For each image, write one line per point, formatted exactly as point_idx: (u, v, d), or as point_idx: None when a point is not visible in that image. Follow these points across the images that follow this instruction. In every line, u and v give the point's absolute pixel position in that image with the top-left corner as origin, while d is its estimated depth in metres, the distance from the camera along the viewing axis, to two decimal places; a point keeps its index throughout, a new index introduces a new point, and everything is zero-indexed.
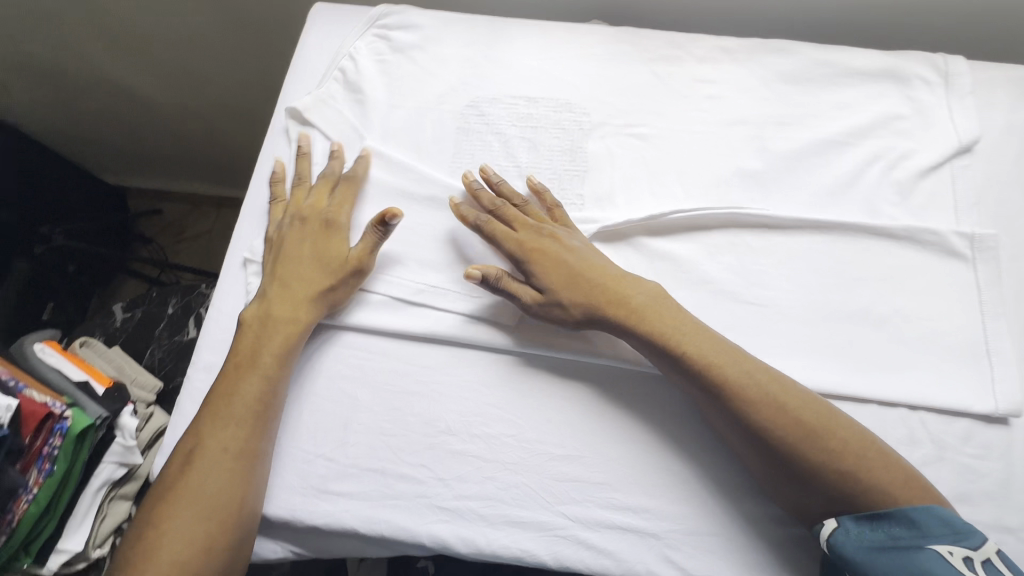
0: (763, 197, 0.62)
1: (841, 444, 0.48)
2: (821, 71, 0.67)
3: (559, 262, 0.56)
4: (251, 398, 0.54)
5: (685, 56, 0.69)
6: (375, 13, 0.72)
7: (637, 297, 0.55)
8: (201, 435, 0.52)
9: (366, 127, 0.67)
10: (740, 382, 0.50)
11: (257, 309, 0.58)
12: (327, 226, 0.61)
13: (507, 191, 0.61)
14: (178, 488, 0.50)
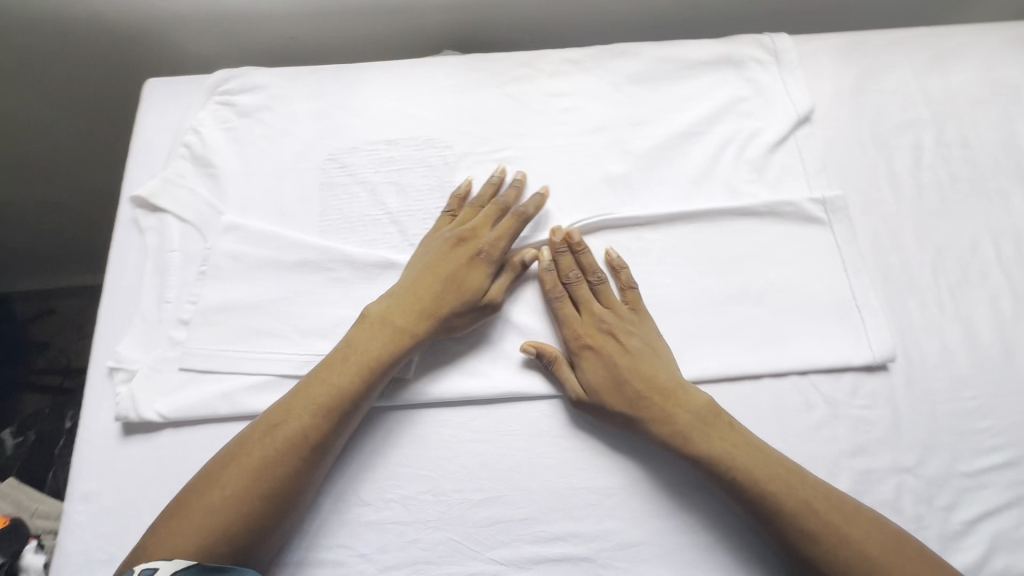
0: (633, 199, 0.63)
1: (852, 532, 0.48)
2: (664, 68, 0.69)
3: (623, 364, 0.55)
4: (338, 397, 0.52)
5: (535, 73, 0.69)
6: (213, 80, 0.69)
7: (684, 411, 0.53)
8: (293, 405, 0.51)
9: (223, 201, 0.63)
10: (764, 478, 0.50)
11: (383, 308, 0.56)
12: (478, 256, 0.58)
13: (581, 292, 0.58)
14: (250, 450, 0.49)
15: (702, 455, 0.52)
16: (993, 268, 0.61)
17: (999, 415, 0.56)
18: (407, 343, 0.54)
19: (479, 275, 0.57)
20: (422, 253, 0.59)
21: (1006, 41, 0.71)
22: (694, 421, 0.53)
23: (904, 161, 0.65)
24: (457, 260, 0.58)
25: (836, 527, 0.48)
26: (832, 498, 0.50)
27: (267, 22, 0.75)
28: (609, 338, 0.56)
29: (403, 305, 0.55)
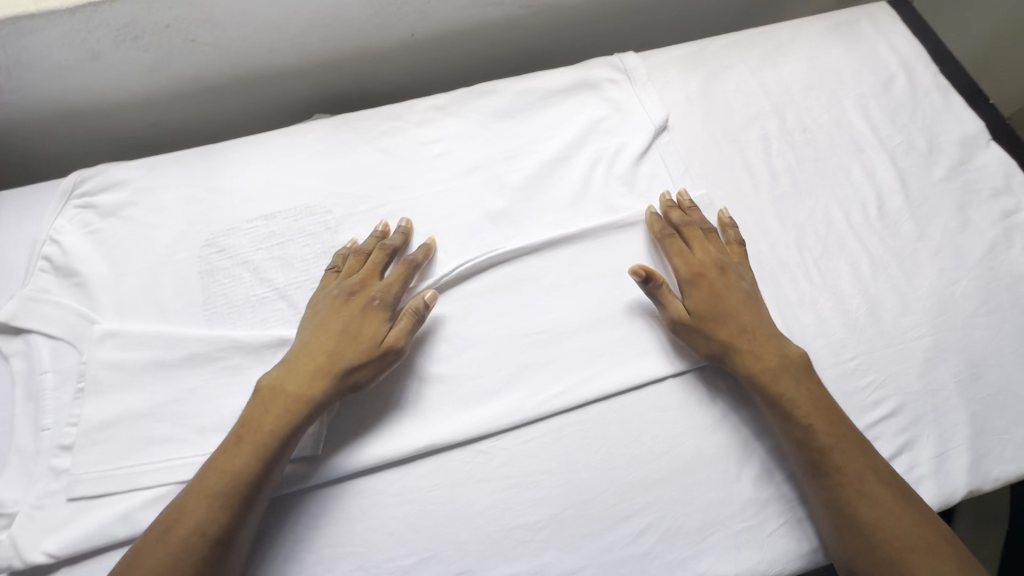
0: (517, 230, 0.65)
1: (847, 456, 0.52)
2: (527, 100, 0.72)
3: (729, 291, 0.59)
4: (234, 482, 0.49)
5: (404, 125, 0.71)
6: (67, 184, 0.66)
7: (774, 343, 0.57)
8: (190, 496, 0.49)
9: (96, 309, 0.60)
10: (812, 414, 0.54)
11: (275, 378, 0.54)
12: (372, 303, 0.57)
13: (694, 234, 0.62)
14: (144, 556, 0.46)
15: (779, 388, 0.55)
16: (848, 235, 0.66)
17: (878, 368, 0.60)
18: (304, 412, 0.53)
19: (377, 322, 0.56)
20: (316, 310, 0.58)
21: (822, 30, 0.79)
22: (773, 343, 0.57)
23: (756, 152, 0.71)
24: (349, 312, 0.57)
25: (839, 452, 0.53)
26: (848, 427, 0.54)
27: (122, 113, 0.73)
28: (738, 268, 0.61)
29: (301, 371, 0.54)
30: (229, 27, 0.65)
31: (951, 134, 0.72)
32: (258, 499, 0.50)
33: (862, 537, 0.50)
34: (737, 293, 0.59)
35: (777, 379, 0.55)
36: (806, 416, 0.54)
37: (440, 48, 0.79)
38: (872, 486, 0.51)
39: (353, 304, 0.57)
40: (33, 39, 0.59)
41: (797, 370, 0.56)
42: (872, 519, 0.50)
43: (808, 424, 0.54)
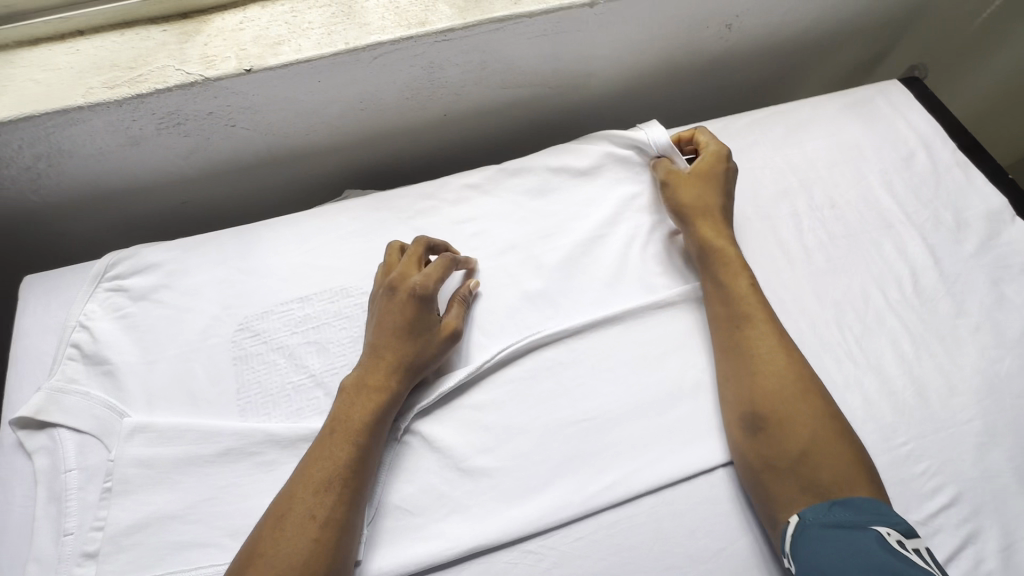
0: (555, 311, 0.64)
1: (780, 380, 0.55)
2: (559, 179, 0.73)
3: (703, 201, 0.66)
4: (341, 468, 0.50)
5: (438, 203, 0.71)
6: (99, 266, 0.65)
7: (734, 248, 0.64)
8: (297, 492, 0.49)
9: (125, 400, 0.58)
10: (780, 365, 0.56)
11: (355, 376, 0.55)
12: (414, 295, 0.58)
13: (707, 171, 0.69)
14: (265, 551, 0.46)
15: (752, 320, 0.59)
16: (886, 313, 0.66)
17: (931, 454, 0.59)
18: (388, 400, 0.54)
19: (421, 312, 0.57)
20: (372, 309, 0.60)
21: (842, 107, 0.82)
22: (740, 266, 0.62)
23: (788, 228, 0.71)
24: (397, 305, 0.58)
25: (769, 352, 0.57)
26: (793, 347, 0.58)
27: (156, 194, 0.73)
28: (716, 183, 0.67)
29: (378, 359, 0.56)
30: (269, 112, 0.66)
31: (977, 209, 0.73)
32: (362, 482, 0.51)
33: (790, 446, 0.53)
34: (706, 198, 0.66)
35: (740, 298, 0.60)
36: (753, 326, 0.58)
37: (471, 127, 0.80)
38: (801, 394, 0.55)
39: (405, 299, 0.58)
40: (78, 129, 0.60)
41: (759, 303, 0.60)
42: (799, 434, 0.53)
43: (754, 332, 0.58)
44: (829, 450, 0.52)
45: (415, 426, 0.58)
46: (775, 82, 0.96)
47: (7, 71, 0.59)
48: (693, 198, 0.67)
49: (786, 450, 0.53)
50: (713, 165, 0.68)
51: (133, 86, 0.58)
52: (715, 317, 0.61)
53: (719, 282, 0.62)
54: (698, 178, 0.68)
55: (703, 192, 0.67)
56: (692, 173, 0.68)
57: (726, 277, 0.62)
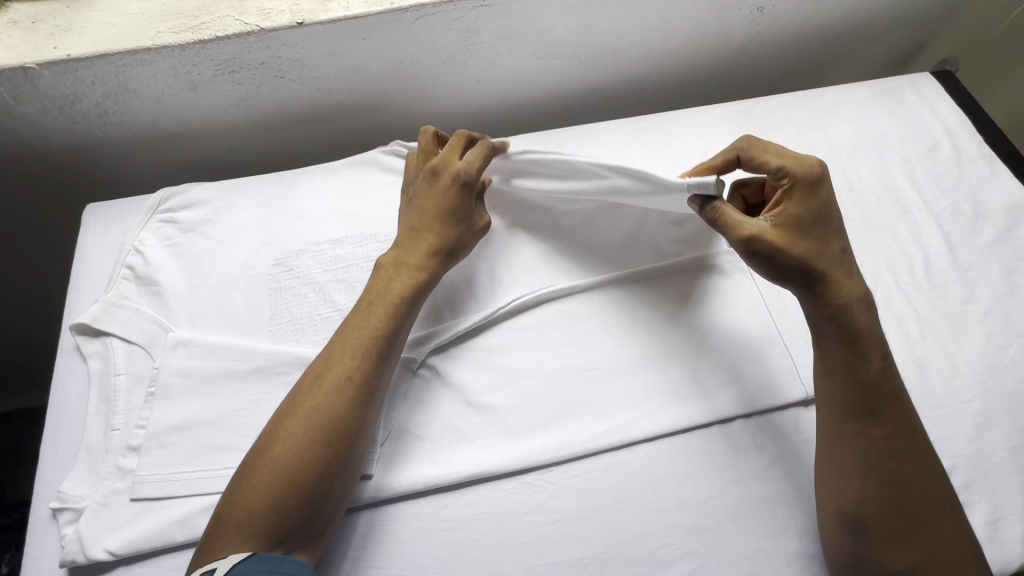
0: (569, 269, 0.67)
1: (899, 490, 0.51)
2: (582, 149, 0.77)
3: (825, 255, 0.55)
4: (378, 333, 0.55)
5: None
6: (153, 200, 0.70)
7: (869, 322, 0.54)
8: (336, 354, 0.53)
9: (170, 318, 0.63)
10: (902, 473, 0.51)
11: (395, 253, 0.60)
12: (455, 185, 0.61)
13: (809, 212, 0.55)
14: (304, 402, 0.51)
15: (885, 421, 0.52)
16: (895, 294, 0.67)
17: (927, 428, 0.60)
18: (424, 277, 0.59)
19: (461, 197, 0.61)
20: (413, 190, 0.64)
21: (868, 95, 0.82)
22: (872, 342, 0.53)
23: None
24: (439, 186, 0.61)
25: (891, 460, 0.51)
26: (924, 452, 0.52)
27: (207, 139, 0.79)
28: (820, 229, 0.55)
29: (416, 241, 0.60)
30: (316, 66, 0.71)
31: (998, 201, 0.74)
32: (393, 352, 0.55)
33: (892, 556, 0.51)
34: (829, 251, 0.55)
35: (870, 387, 0.53)
36: (879, 428, 0.52)
37: (501, 95, 0.84)
38: (920, 505, 0.51)
39: (442, 188, 0.61)
40: (144, 69, 0.65)
41: (894, 394, 0.53)
42: (908, 547, 0.50)
43: (879, 433, 0.52)
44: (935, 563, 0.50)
45: (430, 362, 0.62)
46: (805, 71, 0.96)
47: (85, 13, 0.65)
48: (815, 252, 0.54)
49: (886, 557, 0.51)
50: (808, 203, 0.55)
51: (196, 33, 0.64)
52: (836, 403, 0.54)
53: (844, 365, 0.53)
54: (801, 231, 0.55)
55: (817, 248, 0.54)
56: (778, 222, 0.55)
57: (854, 363, 0.53)
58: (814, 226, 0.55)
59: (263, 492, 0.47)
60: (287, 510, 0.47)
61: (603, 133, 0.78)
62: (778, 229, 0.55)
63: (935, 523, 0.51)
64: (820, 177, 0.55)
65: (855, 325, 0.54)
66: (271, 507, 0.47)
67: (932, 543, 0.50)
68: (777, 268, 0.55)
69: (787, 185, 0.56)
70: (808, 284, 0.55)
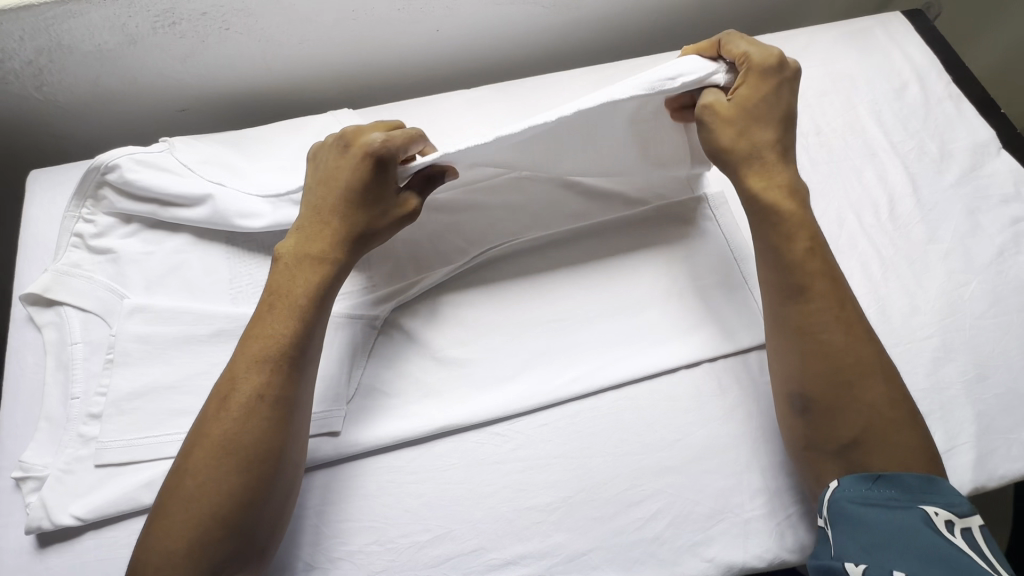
0: (533, 221, 0.65)
1: (837, 359, 0.50)
2: (547, 98, 0.75)
3: (752, 140, 0.54)
4: (283, 341, 0.50)
5: (425, 118, 0.73)
6: (96, 170, 0.61)
7: (803, 210, 0.54)
8: (235, 375, 0.49)
9: (125, 285, 0.61)
10: (833, 341, 0.51)
11: (296, 246, 0.53)
12: (366, 159, 0.52)
13: (750, 100, 0.54)
14: (212, 430, 0.47)
15: (813, 298, 0.52)
16: (860, 237, 0.68)
17: None
18: (333, 270, 0.53)
19: (373, 174, 0.52)
20: (319, 164, 0.55)
21: (838, 37, 0.81)
22: (800, 223, 0.53)
23: None
24: (347, 165, 0.53)
25: (829, 335, 0.51)
26: (858, 328, 0.52)
27: (157, 97, 0.75)
28: (759, 117, 0.54)
29: (320, 229, 0.53)
30: (262, 16, 0.67)
31: (963, 141, 0.74)
32: (306, 359, 0.50)
33: (840, 432, 0.50)
34: (761, 143, 0.54)
35: (796, 267, 0.52)
36: (811, 302, 0.52)
37: (463, 45, 0.81)
38: (859, 379, 0.50)
39: (348, 165, 0.53)
40: (78, 22, 0.61)
41: (823, 272, 0.52)
42: (849, 421, 0.50)
43: (812, 308, 0.52)
44: (879, 437, 0.49)
45: (394, 318, 0.61)
46: (775, 14, 0.94)
47: None
48: (746, 140, 0.54)
49: (839, 432, 0.50)
50: (758, 89, 0.54)
51: None
52: (769, 285, 0.54)
53: (773, 247, 0.53)
54: (740, 115, 0.54)
55: (749, 131, 0.54)
56: (732, 100, 0.55)
57: (780, 244, 0.53)
58: (750, 112, 0.54)
59: (180, 531, 0.45)
60: (212, 543, 0.45)
61: (568, 82, 0.76)
62: (721, 102, 0.55)
63: (871, 384, 0.50)
64: (778, 65, 0.54)
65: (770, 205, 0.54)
66: (192, 544, 0.44)
67: (871, 413, 0.49)
68: (707, 140, 0.56)
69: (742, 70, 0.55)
70: (740, 164, 0.55)
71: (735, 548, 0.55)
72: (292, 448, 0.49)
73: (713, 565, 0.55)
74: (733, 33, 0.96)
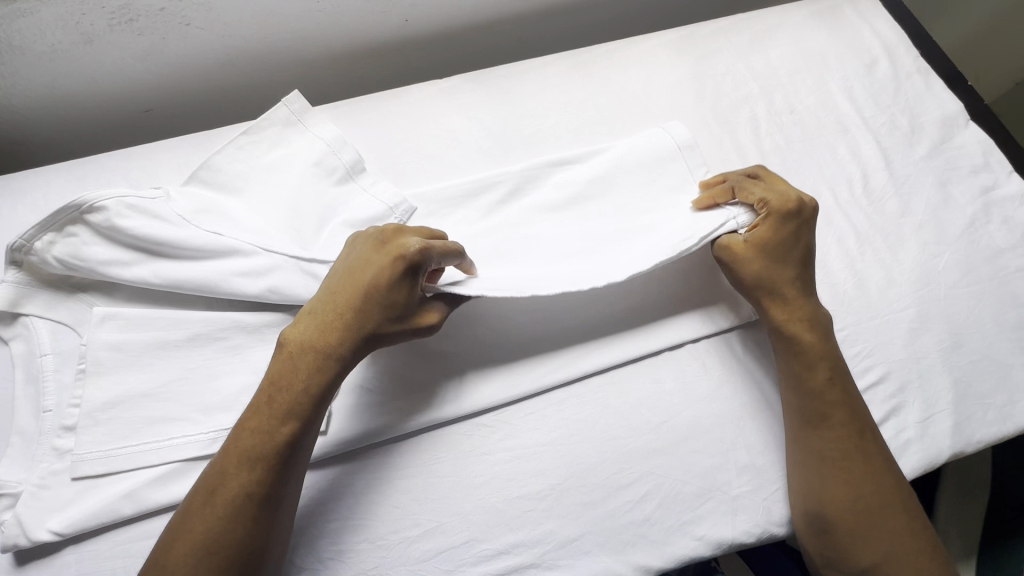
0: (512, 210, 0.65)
1: (856, 489, 0.53)
2: (521, 85, 0.74)
3: (776, 282, 0.57)
4: (275, 442, 0.47)
5: (398, 109, 0.72)
6: (77, 207, 0.57)
7: (823, 344, 0.56)
8: (226, 469, 0.47)
9: (93, 293, 0.59)
10: (851, 468, 0.54)
11: (298, 336, 0.50)
12: (398, 258, 0.49)
13: (772, 249, 0.57)
14: (195, 525, 0.46)
15: (834, 430, 0.54)
16: (836, 213, 0.68)
17: (865, 339, 0.62)
18: (332, 370, 0.49)
19: (399, 282, 0.49)
20: (351, 253, 0.52)
21: (808, 15, 0.81)
22: (820, 357, 0.56)
23: (745, 133, 0.72)
24: (379, 262, 0.50)
25: (847, 463, 0.54)
26: (874, 455, 0.54)
27: (118, 98, 0.73)
28: (778, 261, 0.57)
29: (327, 321, 0.50)
30: (224, 11, 0.65)
31: (932, 114, 0.75)
32: (297, 457, 0.48)
33: (860, 557, 0.53)
34: (781, 285, 0.57)
35: (819, 396, 0.55)
36: (832, 431, 0.54)
37: (432, 34, 0.80)
38: (875, 507, 0.53)
39: (378, 263, 0.50)
40: (28, 21, 0.59)
41: (842, 402, 0.55)
42: (872, 546, 0.52)
43: (833, 437, 0.54)
44: (896, 561, 0.52)
45: None
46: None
47: None
48: (770, 281, 0.57)
49: (858, 557, 0.53)
50: (777, 233, 0.57)
51: None
52: (791, 409, 0.56)
53: (795, 374, 0.56)
54: (766, 262, 0.57)
55: (773, 279, 0.57)
56: (751, 240, 0.57)
57: (802, 373, 0.56)
58: (773, 259, 0.57)
59: None
60: None
61: (540, 70, 0.75)
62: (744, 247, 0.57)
63: (887, 509, 0.53)
64: (798, 208, 0.57)
65: (794, 342, 0.56)
66: None
67: (888, 541, 0.52)
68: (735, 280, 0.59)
69: (764, 212, 0.57)
70: (762, 302, 0.57)
71: (724, 524, 0.56)
72: (275, 541, 0.48)
73: (703, 542, 0.55)
74: (704, 13, 0.96)
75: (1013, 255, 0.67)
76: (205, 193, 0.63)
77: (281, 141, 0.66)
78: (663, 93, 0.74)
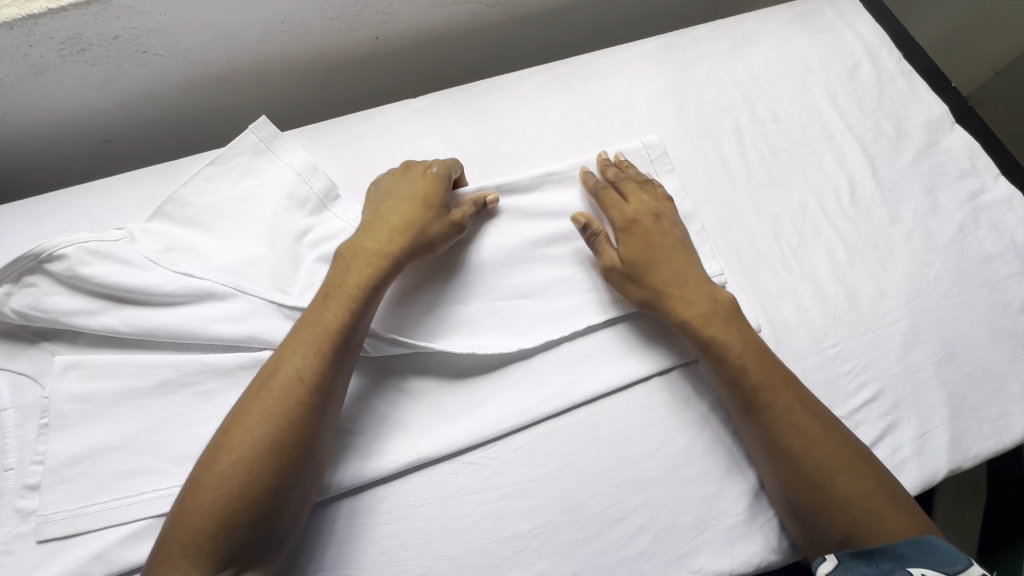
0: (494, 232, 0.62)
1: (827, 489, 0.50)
2: (498, 102, 0.72)
3: (662, 287, 0.57)
4: (336, 325, 0.49)
5: (371, 131, 0.69)
6: (31, 256, 0.54)
7: (737, 342, 0.55)
8: (285, 355, 0.48)
9: (55, 340, 0.57)
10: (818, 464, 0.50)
11: (352, 245, 0.54)
12: (430, 172, 0.59)
13: (638, 253, 0.58)
14: (253, 407, 0.46)
15: (785, 429, 0.52)
16: (823, 223, 0.67)
17: (858, 354, 0.61)
18: (388, 268, 0.53)
19: (435, 188, 0.58)
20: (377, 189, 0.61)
21: (789, 19, 0.79)
22: (734, 356, 0.54)
23: (729, 144, 0.71)
24: (410, 179, 0.59)
25: (811, 460, 0.50)
26: (841, 448, 0.51)
27: (78, 128, 0.70)
28: (656, 264, 0.58)
29: (375, 231, 0.55)
30: (182, 36, 0.62)
31: (917, 117, 0.73)
32: (351, 349, 0.50)
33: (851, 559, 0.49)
34: (660, 293, 0.57)
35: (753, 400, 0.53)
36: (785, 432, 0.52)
37: (405, 49, 0.77)
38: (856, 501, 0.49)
39: (408, 182, 0.59)
40: None
41: (776, 401, 0.52)
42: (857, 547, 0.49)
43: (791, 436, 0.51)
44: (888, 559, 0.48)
45: None
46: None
47: None
48: (651, 291, 0.57)
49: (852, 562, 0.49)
50: (642, 241, 0.59)
51: (23, 5, 0.53)
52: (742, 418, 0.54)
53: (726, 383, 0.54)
54: (643, 268, 0.58)
55: (655, 285, 0.57)
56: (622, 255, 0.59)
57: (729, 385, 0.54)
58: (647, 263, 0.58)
59: (211, 505, 0.43)
60: (240, 524, 0.43)
61: (517, 85, 0.73)
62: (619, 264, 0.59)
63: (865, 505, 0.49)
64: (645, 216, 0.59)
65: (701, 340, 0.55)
66: (222, 524, 0.42)
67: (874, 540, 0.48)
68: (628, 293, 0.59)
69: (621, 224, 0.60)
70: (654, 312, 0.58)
71: (721, 554, 0.54)
72: (324, 437, 0.48)
73: None
74: (684, 18, 0.94)
75: (1003, 261, 0.66)
76: (171, 229, 0.60)
77: (250, 169, 0.64)
78: (644, 105, 0.72)
